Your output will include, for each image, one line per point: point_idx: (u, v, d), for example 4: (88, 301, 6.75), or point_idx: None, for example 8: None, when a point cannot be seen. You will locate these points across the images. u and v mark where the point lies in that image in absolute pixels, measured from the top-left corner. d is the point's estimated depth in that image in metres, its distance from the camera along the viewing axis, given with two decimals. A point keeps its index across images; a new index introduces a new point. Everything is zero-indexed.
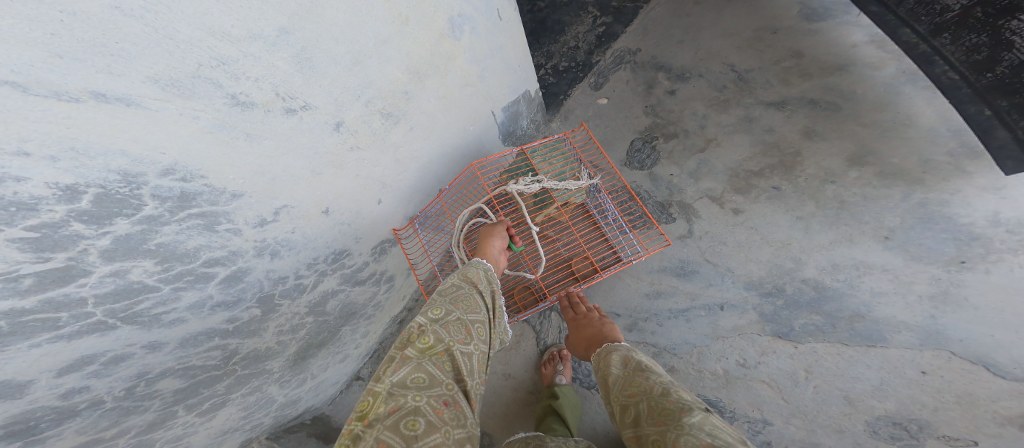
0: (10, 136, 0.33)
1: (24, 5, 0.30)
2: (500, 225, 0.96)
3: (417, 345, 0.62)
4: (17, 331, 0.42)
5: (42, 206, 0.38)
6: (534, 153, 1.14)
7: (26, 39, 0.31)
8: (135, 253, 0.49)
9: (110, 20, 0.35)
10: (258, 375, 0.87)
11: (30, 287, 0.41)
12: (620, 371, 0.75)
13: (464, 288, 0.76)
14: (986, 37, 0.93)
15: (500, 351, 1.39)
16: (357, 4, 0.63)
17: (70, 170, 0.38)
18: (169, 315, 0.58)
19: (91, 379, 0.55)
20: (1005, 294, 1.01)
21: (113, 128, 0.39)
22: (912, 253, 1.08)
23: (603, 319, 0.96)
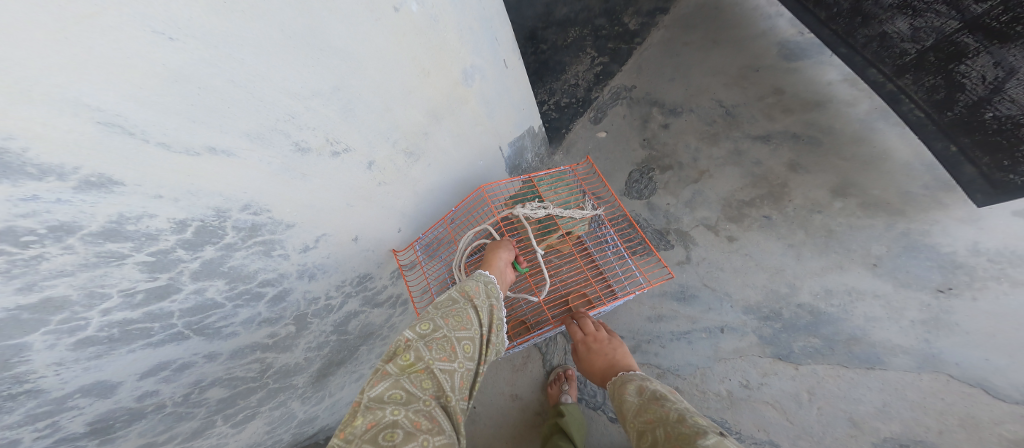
0: (153, 183, 0.44)
1: (179, 87, 0.42)
2: (506, 242, 1.01)
3: (399, 363, 0.64)
4: (126, 337, 0.51)
5: (161, 236, 0.48)
6: (541, 181, 1.21)
7: (174, 109, 0.43)
8: (214, 275, 0.58)
9: (225, 91, 0.47)
10: (285, 390, 0.94)
11: (140, 302, 0.51)
12: (636, 399, 0.76)
13: (457, 304, 0.77)
14: (943, 79, 0.95)
15: (509, 372, 1.45)
16: (390, 62, 0.74)
17: (183, 208, 0.49)
18: (228, 328, 0.68)
19: (161, 384, 0.64)
20: (997, 320, 1.04)
21: (216, 174, 0.50)
22: (902, 280, 1.12)
23: (612, 342, 1.00)
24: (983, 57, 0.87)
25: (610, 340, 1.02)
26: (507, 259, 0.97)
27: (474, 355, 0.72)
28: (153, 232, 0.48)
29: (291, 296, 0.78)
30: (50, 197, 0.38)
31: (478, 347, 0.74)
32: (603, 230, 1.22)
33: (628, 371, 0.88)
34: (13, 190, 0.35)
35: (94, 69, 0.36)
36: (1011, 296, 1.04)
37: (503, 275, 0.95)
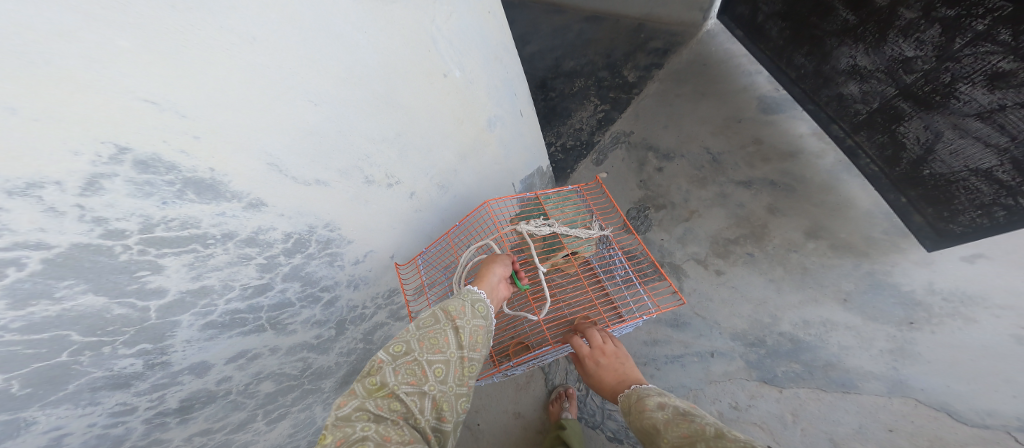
0: (281, 204, 0.61)
1: (303, 137, 0.60)
2: (501, 255, 0.86)
3: (366, 384, 0.58)
4: (234, 323, 0.66)
5: (271, 245, 0.63)
6: (548, 198, 1.15)
7: (303, 151, 0.61)
8: (292, 277, 0.72)
9: (332, 138, 0.64)
10: (314, 393, 0.97)
11: (250, 293, 0.65)
12: (660, 419, 0.62)
13: (435, 323, 0.66)
14: (889, 137, 1.01)
15: (513, 390, 1.54)
16: (439, 113, 0.88)
17: (288, 222, 0.64)
18: (291, 325, 0.80)
19: (234, 371, 0.73)
20: (960, 354, 1.04)
21: (314, 198, 0.66)
22: (869, 314, 1.15)
23: (621, 354, 0.83)
24: (914, 119, 0.93)
25: (626, 364, 0.81)
26: (503, 274, 0.84)
27: (451, 382, 0.62)
28: (270, 241, 0.64)
29: (338, 302, 0.90)
30: (224, 211, 0.54)
31: (458, 373, 0.63)
32: (608, 254, 1.22)
33: (642, 387, 0.73)
34: (215, 207, 0.53)
35: (225, 127, 0.49)
36: (969, 330, 1.05)
37: (497, 292, 0.81)
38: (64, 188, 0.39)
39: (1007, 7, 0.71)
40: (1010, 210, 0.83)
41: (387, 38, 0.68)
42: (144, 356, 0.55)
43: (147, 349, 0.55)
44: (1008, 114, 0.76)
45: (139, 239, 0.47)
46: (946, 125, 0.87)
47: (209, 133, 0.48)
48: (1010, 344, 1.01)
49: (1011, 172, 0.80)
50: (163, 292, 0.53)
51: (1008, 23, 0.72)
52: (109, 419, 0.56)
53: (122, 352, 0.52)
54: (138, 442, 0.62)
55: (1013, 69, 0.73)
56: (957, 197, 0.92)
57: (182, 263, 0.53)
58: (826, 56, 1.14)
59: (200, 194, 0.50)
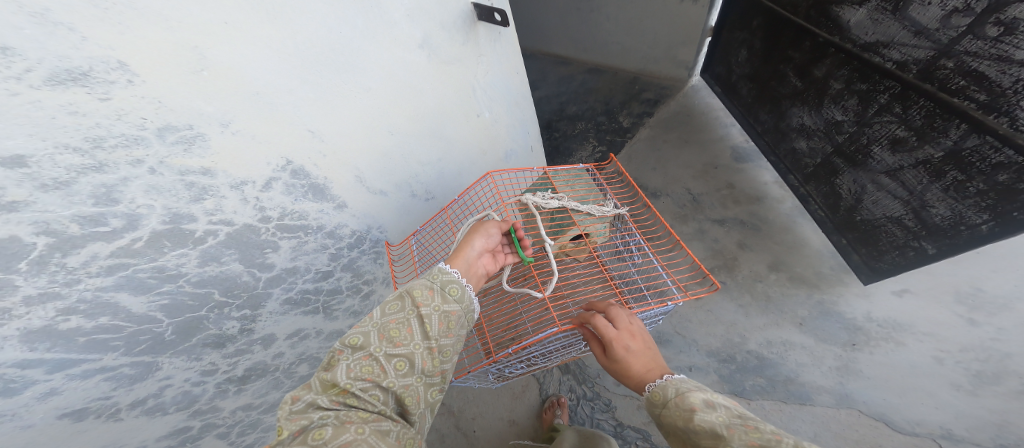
0: (353, 206, 0.80)
1: (368, 155, 0.78)
2: (487, 224, 0.70)
3: (320, 380, 0.48)
4: (304, 303, 0.82)
5: (341, 237, 0.81)
6: (556, 175, 1.01)
7: (368, 166, 0.79)
8: (341, 269, 0.86)
9: (389, 157, 0.83)
10: None
11: (322, 275, 0.83)
12: (717, 423, 0.44)
13: (398, 310, 0.54)
14: (830, 188, 1.15)
15: (508, 398, 1.44)
16: (469, 144, 1.05)
17: (355, 220, 0.82)
18: (338, 311, 0.93)
19: (286, 346, 0.84)
20: (893, 372, 1.20)
21: (372, 203, 0.84)
22: (820, 336, 1.30)
23: (644, 338, 0.60)
24: (846, 172, 1.08)
25: (655, 353, 0.58)
26: (486, 246, 0.69)
27: (421, 377, 0.52)
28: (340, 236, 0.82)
29: (374, 295, 1.03)
30: (320, 209, 0.73)
31: (427, 366, 0.52)
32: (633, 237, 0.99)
33: (678, 379, 0.52)
34: (319, 206, 0.73)
35: (314, 143, 0.67)
36: (901, 351, 1.22)
37: (476, 269, 0.67)
38: (254, 184, 0.60)
39: (896, 86, 0.89)
40: (920, 254, 0.95)
41: (439, 92, 0.90)
42: (239, 320, 0.71)
43: (246, 314, 0.71)
44: (908, 172, 0.91)
45: (272, 226, 0.66)
46: (868, 179, 1.02)
47: (330, 154, 0.70)
48: (932, 363, 1.18)
49: (915, 220, 0.93)
50: (270, 267, 0.70)
51: (900, 100, 0.89)
52: (199, 376, 0.69)
53: (231, 314, 0.68)
54: (210, 400, 0.73)
55: (906, 136, 0.89)
56: (881, 242, 1.04)
57: (287, 246, 0.71)
58: (779, 114, 1.30)
59: (314, 196, 0.71)
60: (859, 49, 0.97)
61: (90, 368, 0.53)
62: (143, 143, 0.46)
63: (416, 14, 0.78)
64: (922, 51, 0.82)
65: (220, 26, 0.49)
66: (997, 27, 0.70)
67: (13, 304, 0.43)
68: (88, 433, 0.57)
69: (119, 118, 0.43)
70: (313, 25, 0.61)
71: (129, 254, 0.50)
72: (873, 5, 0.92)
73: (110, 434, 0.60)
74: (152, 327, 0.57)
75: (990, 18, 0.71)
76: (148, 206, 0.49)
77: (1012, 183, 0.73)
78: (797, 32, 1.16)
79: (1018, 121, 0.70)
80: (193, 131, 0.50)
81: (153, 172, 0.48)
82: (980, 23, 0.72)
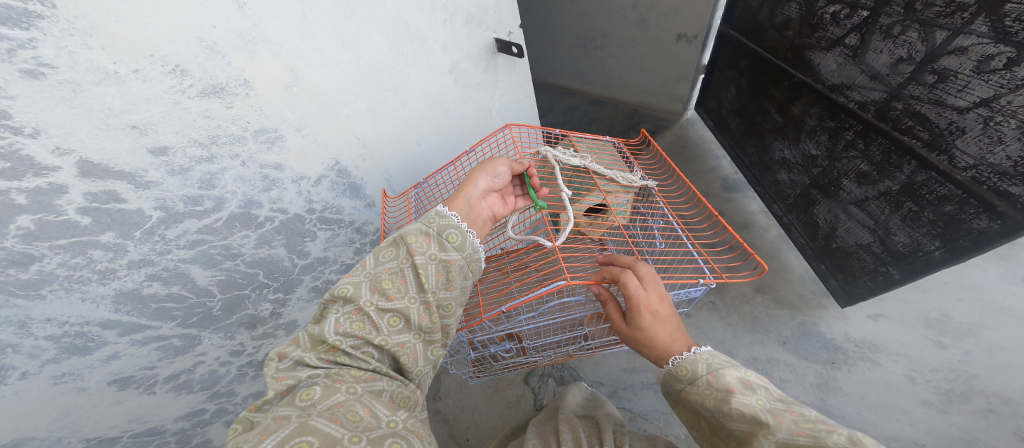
0: (371, 204, 0.91)
1: (384, 158, 0.89)
2: (493, 163, 0.72)
3: (310, 337, 0.53)
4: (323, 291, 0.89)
5: (355, 230, 0.89)
6: (582, 141, 1.09)
7: (382, 167, 0.89)
8: (292, 235, 0.77)
9: (406, 165, 0.95)
10: (226, 401, 0.80)
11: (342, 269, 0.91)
12: (757, 407, 0.45)
13: (391, 260, 0.58)
14: (808, 217, 1.21)
15: (501, 408, 1.17)
16: None
17: (374, 217, 0.93)
18: (302, 305, 0.86)
19: (208, 342, 0.71)
20: (875, 392, 0.97)
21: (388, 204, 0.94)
22: (803, 353, 1.06)
23: (671, 312, 0.59)
24: (822, 202, 1.15)
25: (679, 321, 0.59)
26: (491, 186, 0.72)
27: (415, 331, 0.56)
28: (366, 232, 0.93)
29: None
30: (353, 206, 0.86)
31: (422, 321, 0.56)
32: (653, 205, 1.01)
33: (707, 353, 0.53)
34: (352, 201, 0.86)
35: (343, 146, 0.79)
36: (890, 371, 0.99)
37: (481, 210, 0.70)
38: (308, 179, 0.75)
39: (859, 124, 1.00)
40: (886, 280, 0.98)
41: (463, 111, 1.04)
42: (272, 303, 0.79)
43: (280, 296, 0.80)
44: (872, 203, 0.99)
45: (315, 217, 0.79)
46: (840, 208, 1.09)
47: (369, 158, 0.85)
48: (904, 383, 0.97)
49: (881, 248, 0.98)
50: (306, 255, 0.81)
51: (863, 137, 1.00)
52: (227, 356, 0.75)
53: (267, 297, 0.77)
54: (229, 383, 0.78)
55: (870, 170, 0.98)
56: (853, 269, 1.07)
57: (323, 236, 0.83)
58: (764, 148, 1.40)
59: (350, 194, 0.85)
60: (828, 89, 1.10)
61: (149, 336, 0.62)
62: (242, 142, 0.64)
63: (450, 46, 0.95)
64: (877, 93, 0.95)
65: (312, 52, 0.69)
66: (933, 75, 0.82)
67: (119, 266, 0.56)
68: (125, 404, 0.63)
69: (235, 120, 0.62)
70: (374, 52, 0.80)
71: (210, 231, 0.64)
72: (838, 51, 1.06)
73: (137, 409, 0.65)
74: (205, 301, 0.67)
75: (928, 68, 0.84)
76: (232, 192, 0.65)
77: (956, 213, 0.81)
78: (778, 73, 1.30)
79: (955, 158, 0.80)
80: (277, 133, 0.68)
81: (243, 165, 0.65)
82: (921, 72, 0.85)
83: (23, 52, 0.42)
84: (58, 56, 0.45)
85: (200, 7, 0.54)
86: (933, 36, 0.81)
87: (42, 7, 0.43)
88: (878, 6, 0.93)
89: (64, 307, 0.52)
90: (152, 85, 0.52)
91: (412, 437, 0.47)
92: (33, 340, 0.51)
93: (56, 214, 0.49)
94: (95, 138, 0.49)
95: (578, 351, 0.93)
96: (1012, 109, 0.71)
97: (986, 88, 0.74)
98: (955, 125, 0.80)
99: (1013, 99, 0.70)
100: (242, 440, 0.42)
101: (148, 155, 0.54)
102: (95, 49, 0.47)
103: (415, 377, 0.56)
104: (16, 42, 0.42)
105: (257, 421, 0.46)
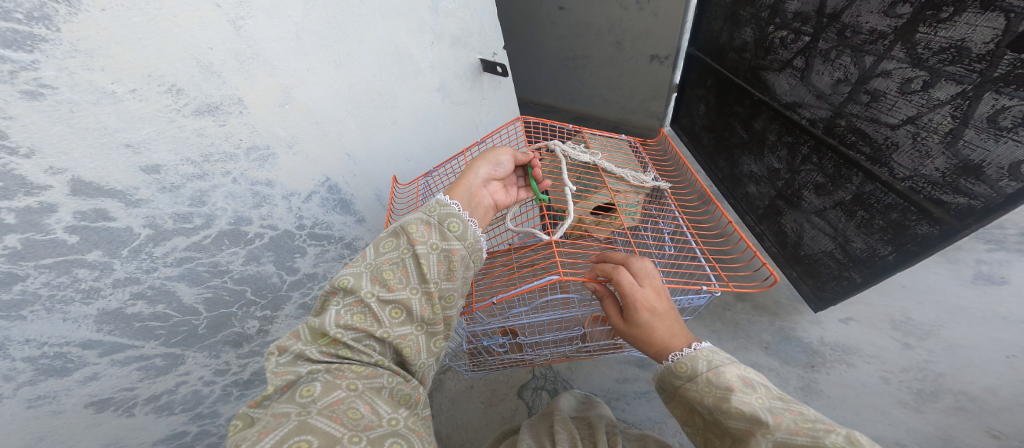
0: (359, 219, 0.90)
1: (372, 174, 0.89)
2: (494, 152, 0.74)
3: (310, 331, 0.54)
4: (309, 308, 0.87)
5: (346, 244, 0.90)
6: (596, 139, 1.11)
7: (370, 183, 0.90)
8: (283, 252, 0.77)
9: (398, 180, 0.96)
10: (212, 422, 0.78)
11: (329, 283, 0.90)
12: (755, 405, 0.46)
13: (392, 250, 0.59)
14: (777, 227, 1.26)
15: (497, 425, 1.16)
16: None
17: (365, 231, 0.93)
18: (292, 321, 0.85)
19: (194, 363, 0.70)
20: (847, 391, 1.00)
21: (376, 218, 0.95)
22: (783, 358, 1.09)
23: (667, 311, 0.59)
24: (788, 212, 1.20)
25: (677, 316, 0.59)
26: (493, 175, 0.74)
27: (416, 323, 0.57)
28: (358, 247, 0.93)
29: None
30: (343, 221, 0.86)
31: (424, 312, 0.57)
32: (664, 206, 1.01)
33: (707, 349, 0.54)
34: (343, 217, 0.86)
35: (329, 164, 0.79)
36: (860, 371, 1.01)
37: (482, 199, 0.71)
38: (299, 196, 0.76)
39: (812, 140, 1.06)
40: (850, 285, 1.01)
41: (451, 128, 1.07)
42: (260, 320, 0.78)
43: (268, 312, 0.79)
44: (830, 212, 1.03)
45: (305, 233, 0.79)
46: (804, 218, 1.13)
47: (359, 174, 0.86)
48: (878, 384, 0.98)
49: (843, 254, 1.01)
50: (295, 271, 0.81)
51: (816, 152, 1.05)
52: (211, 376, 0.74)
53: (253, 314, 0.76)
54: (213, 403, 0.76)
55: (825, 181, 1.03)
56: (821, 275, 1.10)
57: (312, 252, 0.83)
58: (733, 163, 1.45)
59: (341, 210, 0.85)
60: (783, 107, 1.16)
61: (131, 356, 0.61)
62: (235, 160, 0.65)
63: (438, 65, 0.98)
64: (824, 111, 1.01)
65: (305, 72, 0.71)
66: (867, 95, 0.89)
67: (104, 284, 0.55)
68: (102, 426, 0.62)
69: (228, 138, 0.63)
70: (366, 73, 0.82)
71: (198, 248, 0.63)
72: (788, 72, 1.12)
73: (114, 433, 0.64)
74: (191, 319, 0.66)
75: (861, 89, 0.90)
76: (222, 209, 0.65)
77: (901, 220, 0.85)
78: (740, 92, 1.36)
79: (894, 170, 0.85)
80: (269, 151, 0.69)
81: (234, 181, 0.65)
82: (856, 92, 0.92)
83: (26, 74, 0.44)
84: (58, 77, 0.46)
85: (198, 29, 0.56)
86: (863, 60, 0.89)
87: (47, 31, 0.45)
88: (816, 33, 1.01)
89: (45, 327, 0.51)
90: (147, 104, 0.53)
91: (410, 436, 0.48)
92: (10, 363, 0.50)
93: (43, 233, 0.49)
94: (89, 158, 0.50)
95: (575, 352, 0.96)
96: (933, 126, 0.77)
97: (910, 106, 0.80)
98: (890, 140, 0.85)
99: (933, 117, 0.76)
100: (243, 437, 0.44)
101: (140, 173, 0.55)
102: (94, 70, 0.49)
103: (417, 371, 0.57)
104: (20, 64, 0.44)
105: (257, 417, 0.47)
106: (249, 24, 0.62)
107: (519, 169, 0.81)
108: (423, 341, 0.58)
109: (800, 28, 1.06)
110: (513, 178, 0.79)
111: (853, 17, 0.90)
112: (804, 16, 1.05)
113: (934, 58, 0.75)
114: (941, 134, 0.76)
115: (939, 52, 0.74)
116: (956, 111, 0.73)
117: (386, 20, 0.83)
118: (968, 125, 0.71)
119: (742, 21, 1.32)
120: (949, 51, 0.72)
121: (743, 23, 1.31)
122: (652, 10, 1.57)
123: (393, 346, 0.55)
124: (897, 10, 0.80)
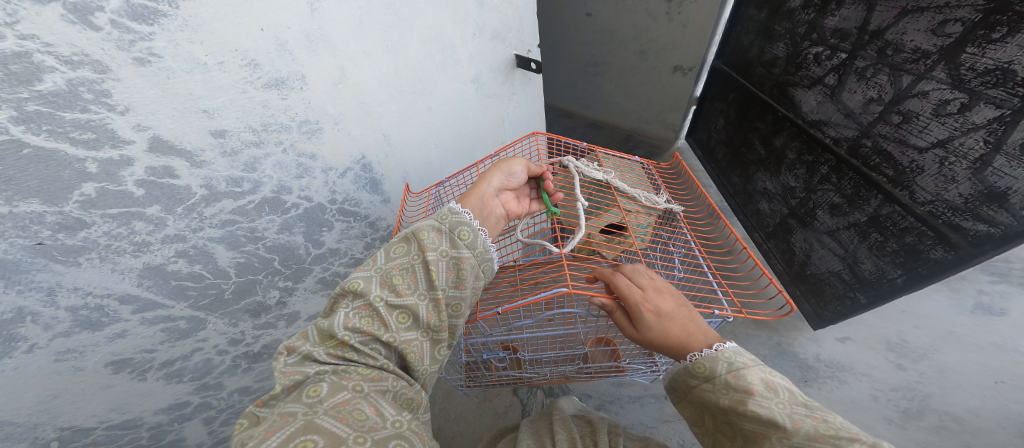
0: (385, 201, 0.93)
1: (404, 156, 0.93)
2: (509, 162, 0.77)
3: (319, 332, 0.56)
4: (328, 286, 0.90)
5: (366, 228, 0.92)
6: (608, 159, 1.14)
7: (402, 165, 0.93)
8: (308, 230, 0.80)
9: (429, 165, 1.01)
10: (215, 394, 0.79)
11: (350, 263, 0.93)
12: (775, 410, 0.49)
13: (403, 255, 0.62)
14: (786, 245, 1.29)
15: (489, 418, 1.19)
16: None
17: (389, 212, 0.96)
18: (311, 297, 0.88)
19: (213, 330, 0.72)
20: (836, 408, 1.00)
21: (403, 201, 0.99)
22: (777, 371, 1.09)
23: (676, 305, 0.63)
24: (799, 230, 1.24)
25: (688, 315, 0.63)
26: (504, 185, 0.77)
27: (417, 330, 0.59)
28: (380, 228, 0.96)
29: None
30: (371, 200, 0.90)
31: (430, 318, 0.59)
32: (674, 228, 1.04)
33: (729, 350, 0.56)
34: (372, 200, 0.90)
35: (367, 143, 0.83)
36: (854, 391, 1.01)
37: (493, 208, 0.74)
38: (336, 171, 0.79)
39: (833, 159, 1.11)
40: (854, 305, 1.05)
41: (480, 119, 1.10)
42: (281, 290, 0.81)
43: (290, 284, 0.81)
44: (843, 232, 1.07)
45: (335, 208, 0.83)
46: (815, 237, 1.17)
47: (392, 155, 0.89)
48: (867, 401, 0.98)
49: (850, 274, 1.05)
50: (321, 245, 0.84)
51: (837, 171, 1.10)
52: (227, 344, 0.75)
53: (276, 284, 0.79)
54: (220, 374, 0.77)
55: (841, 202, 1.08)
56: (825, 293, 1.14)
57: (338, 228, 0.86)
58: (747, 178, 1.49)
59: (370, 189, 0.88)
60: (808, 125, 1.20)
61: (160, 315, 0.63)
62: (288, 131, 0.69)
63: (476, 57, 1.01)
64: (850, 130, 1.06)
65: (361, 54, 0.75)
66: (899, 116, 0.93)
67: (155, 239, 0.58)
68: (114, 390, 0.62)
69: (287, 111, 0.67)
70: (413, 59, 0.85)
71: (241, 212, 0.67)
72: (818, 89, 1.17)
73: (123, 396, 0.64)
74: (221, 282, 0.69)
75: (894, 109, 0.94)
76: (268, 177, 0.69)
77: (915, 243, 0.89)
78: (764, 106, 1.40)
79: (915, 194, 0.89)
80: (318, 125, 0.72)
81: (285, 153, 0.69)
82: (888, 112, 0.96)
83: (141, 43, 0.49)
84: (166, 47, 0.51)
85: (282, 10, 0.61)
86: (900, 80, 0.93)
87: (168, 7, 0.50)
88: (855, 50, 1.04)
89: (94, 276, 0.54)
90: (230, 76, 0.58)
91: (414, 438, 0.51)
92: (54, 310, 0.52)
93: (117, 184, 0.53)
94: (171, 119, 0.54)
95: (576, 374, 0.98)
96: (964, 151, 0.81)
97: (943, 130, 0.84)
98: (916, 163, 0.90)
99: (965, 141, 0.80)
100: (249, 435, 0.46)
101: (209, 136, 0.59)
102: (196, 43, 0.54)
103: (420, 376, 0.59)
104: (139, 34, 0.49)
105: (264, 416, 0.50)
106: (324, 7, 0.66)
107: (534, 181, 0.84)
108: (428, 348, 0.60)
109: (838, 45, 1.10)
110: (526, 190, 0.83)
111: (898, 35, 0.93)
112: (843, 33, 1.08)
113: (976, 80, 0.78)
114: (971, 159, 0.80)
115: (983, 74, 0.77)
116: (989, 136, 0.77)
117: (437, 10, 0.87)
118: (999, 152, 0.75)
119: (776, 36, 1.35)
120: (993, 74, 0.75)
121: (776, 38, 1.35)
122: (682, 22, 1.61)
123: (398, 351, 0.57)
124: (946, 29, 0.83)
